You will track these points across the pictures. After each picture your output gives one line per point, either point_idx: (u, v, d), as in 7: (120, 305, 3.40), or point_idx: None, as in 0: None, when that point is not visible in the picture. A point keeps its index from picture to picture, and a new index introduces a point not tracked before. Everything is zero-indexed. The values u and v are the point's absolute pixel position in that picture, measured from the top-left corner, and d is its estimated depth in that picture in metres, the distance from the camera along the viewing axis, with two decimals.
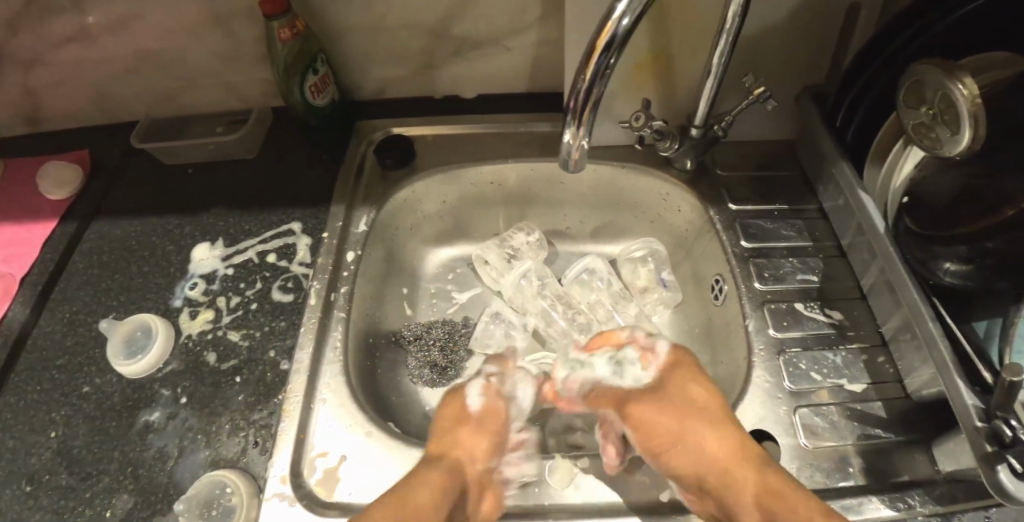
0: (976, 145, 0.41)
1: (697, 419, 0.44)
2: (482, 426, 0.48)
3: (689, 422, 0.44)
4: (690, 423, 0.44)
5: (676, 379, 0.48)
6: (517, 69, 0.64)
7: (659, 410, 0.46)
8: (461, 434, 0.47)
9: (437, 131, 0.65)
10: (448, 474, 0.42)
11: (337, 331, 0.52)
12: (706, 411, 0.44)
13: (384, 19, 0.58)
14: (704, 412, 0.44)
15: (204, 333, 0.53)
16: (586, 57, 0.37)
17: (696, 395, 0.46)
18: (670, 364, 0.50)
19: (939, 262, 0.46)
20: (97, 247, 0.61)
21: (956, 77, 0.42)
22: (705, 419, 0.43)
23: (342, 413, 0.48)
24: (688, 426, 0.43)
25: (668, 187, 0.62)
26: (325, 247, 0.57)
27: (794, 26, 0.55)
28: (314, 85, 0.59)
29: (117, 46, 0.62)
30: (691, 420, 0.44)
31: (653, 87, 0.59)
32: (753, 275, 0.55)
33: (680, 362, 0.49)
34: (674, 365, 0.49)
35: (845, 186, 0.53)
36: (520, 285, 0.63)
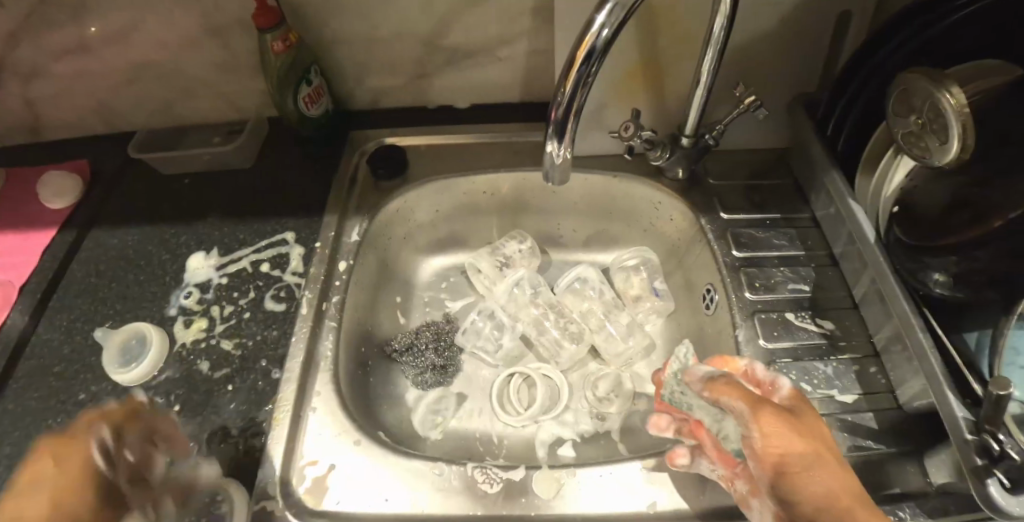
0: (964, 154, 0.41)
1: (829, 455, 0.34)
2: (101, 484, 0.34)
3: (819, 452, 0.34)
4: (820, 452, 0.34)
5: (807, 415, 0.38)
6: (509, 79, 0.64)
7: (794, 429, 0.35)
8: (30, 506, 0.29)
9: (431, 140, 0.66)
10: None
11: (328, 339, 0.53)
12: (832, 447, 0.35)
13: (377, 30, 0.59)
14: (826, 444, 0.35)
15: (198, 341, 0.54)
16: (566, 68, 0.38)
17: (823, 435, 0.36)
18: (798, 402, 0.40)
19: (927, 273, 0.45)
20: (95, 255, 0.62)
21: (943, 86, 0.42)
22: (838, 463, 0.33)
23: (328, 429, 0.48)
24: (819, 450, 0.33)
25: (660, 196, 0.62)
26: (317, 257, 0.57)
27: (783, 36, 0.56)
28: (308, 96, 0.60)
29: (116, 58, 0.63)
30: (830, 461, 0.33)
31: (644, 95, 0.59)
32: (744, 285, 0.55)
33: (801, 404, 0.39)
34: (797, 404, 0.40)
35: (836, 195, 0.53)
36: (512, 294, 0.63)
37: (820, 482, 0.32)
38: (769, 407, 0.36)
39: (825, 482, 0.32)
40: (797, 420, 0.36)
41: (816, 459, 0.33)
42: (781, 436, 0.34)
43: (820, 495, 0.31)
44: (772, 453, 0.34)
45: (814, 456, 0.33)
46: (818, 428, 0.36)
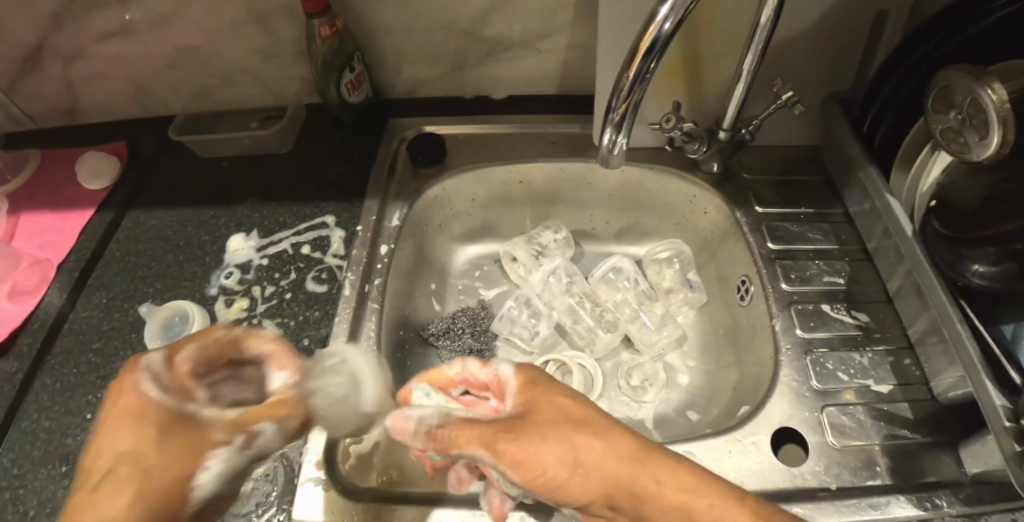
0: (1004, 149, 0.42)
1: (577, 436, 0.37)
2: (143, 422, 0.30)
3: (571, 441, 0.37)
4: (568, 439, 0.37)
5: (538, 393, 0.41)
6: (547, 71, 0.65)
7: (537, 441, 0.36)
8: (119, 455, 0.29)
9: (468, 130, 0.67)
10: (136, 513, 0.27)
11: (371, 321, 0.53)
12: (578, 420, 0.38)
13: (420, 19, 0.60)
14: (568, 417, 0.38)
15: (239, 320, 0.54)
16: (628, 60, 0.39)
17: (563, 408, 0.39)
18: (522, 386, 0.41)
19: (967, 265, 0.47)
20: (133, 236, 0.63)
21: (984, 83, 0.43)
22: (584, 429, 0.37)
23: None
24: (568, 443, 0.36)
25: (695, 190, 0.63)
26: (359, 240, 0.57)
27: (820, 33, 0.57)
28: (350, 82, 0.61)
29: (158, 41, 0.64)
30: (578, 438, 0.37)
31: (682, 90, 0.60)
32: (780, 276, 0.56)
33: (529, 384, 0.42)
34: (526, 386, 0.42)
35: (873, 190, 0.54)
36: (547, 283, 0.63)
37: (586, 471, 0.36)
38: (506, 432, 0.37)
39: (600, 468, 0.36)
40: (530, 426, 0.38)
41: (574, 457, 0.36)
42: (536, 456, 0.36)
43: (598, 484, 0.35)
44: (531, 473, 0.36)
45: (571, 455, 0.36)
46: (561, 406, 0.39)
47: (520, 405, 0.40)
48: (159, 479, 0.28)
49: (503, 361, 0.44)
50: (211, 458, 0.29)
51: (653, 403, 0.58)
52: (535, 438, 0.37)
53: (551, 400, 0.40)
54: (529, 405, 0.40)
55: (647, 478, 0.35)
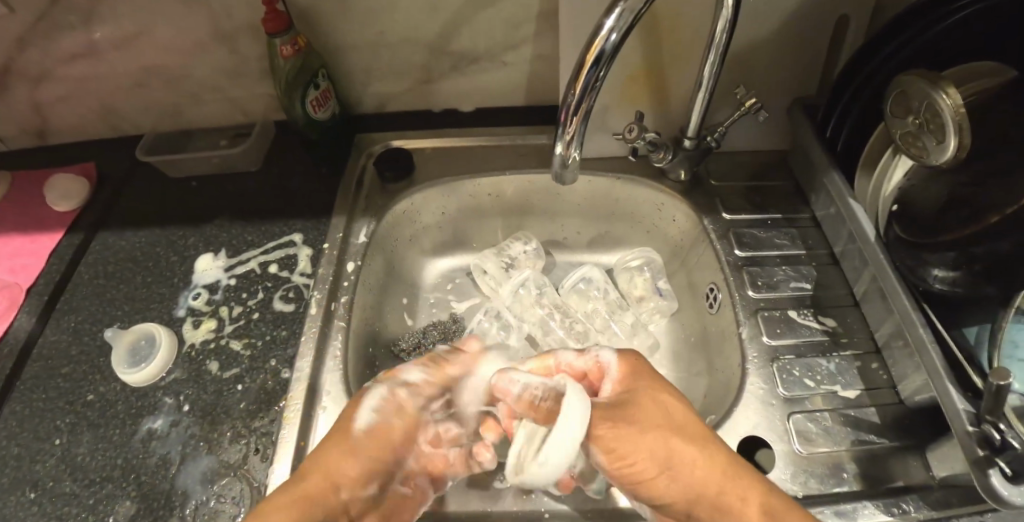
0: (960, 153, 0.42)
1: (674, 439, 0.41)
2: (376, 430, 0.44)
3: (667, 441, 0.41)
4: (667, 442, 0.41)
5: (645, 388, 0.45)
6: (513, 83, 0.65)
7: (636, 434, 0.41)
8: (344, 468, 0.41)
9: (436, 144, 0.67)
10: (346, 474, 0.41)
11: (338, 339, 0.53)
12: (687, 423, 0.42)
13: (384, 34, 0.60)
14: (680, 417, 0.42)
15: (207, 342, 0.54)
16: (576, 72, 0.39)
17: (669, 408, 0.43)
18: (624, 375, 0.46)
19: (928, 269, 0.46)
20: (102, 257, 0.62)
21: (939, 88, 0.43)
22: (683, 436, 0.41)
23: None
24: (665, 443, 0.41)
25: (663, 197, 0.63)
26: (326, 257, 0.58)
27: (783, 40, 0.57)
28: (315, 99, 0.61)
29: (124, 62, 0.64)
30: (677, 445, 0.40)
31: (647, 99, 0.60)
32: (747, 283, 0.56)
33: (634, 371, 0.46)
34: (627, 376, 0.46)
35: (836, 195, 0.55)
36: (517, 295, 0.63)
37: (677, 474, 0.39)
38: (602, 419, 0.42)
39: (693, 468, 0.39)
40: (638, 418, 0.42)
41: (667, 458, 0.40)
42: (625, 447, 0.41)
43: (680, 490, 0.39)
44: (618, 461, 0.41)
45: (665, 455, 0.40)
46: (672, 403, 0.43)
47: (624, 395, 0.45)
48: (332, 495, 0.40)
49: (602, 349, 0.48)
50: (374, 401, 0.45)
51: None
52: (631, 432, 0.41)
53: (656, 397, 0.44)
54: (632, 395, 0.44)
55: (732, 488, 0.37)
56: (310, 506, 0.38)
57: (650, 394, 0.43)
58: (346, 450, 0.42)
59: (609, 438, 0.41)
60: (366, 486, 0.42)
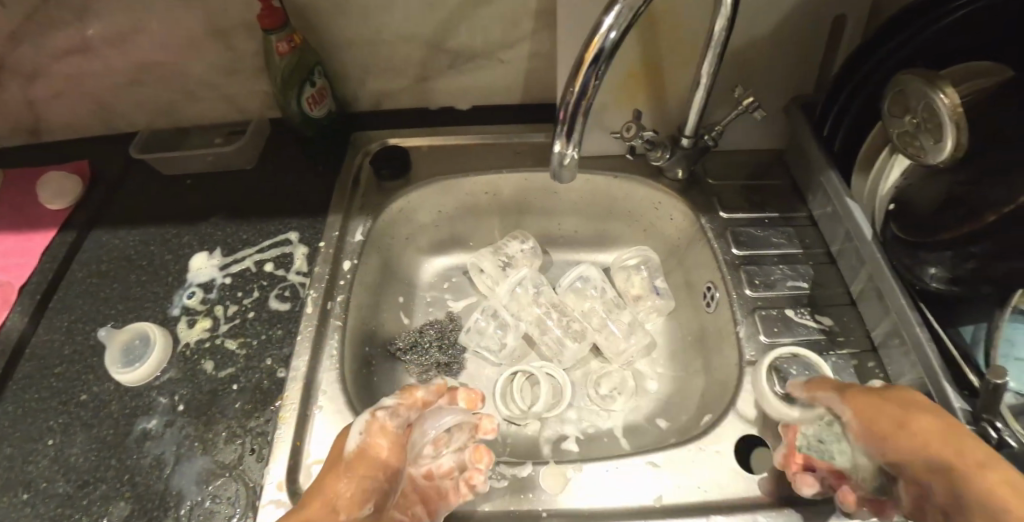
0: (958, 152, 0.42)
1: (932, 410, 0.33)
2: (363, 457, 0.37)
3: (909, 411, 0.33)
4: (912, 411, 0.33)
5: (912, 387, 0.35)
6: (510, 82, 0.65)
7: (887, 402, 0.35)
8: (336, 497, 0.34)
9: (432, 142, 0.66)
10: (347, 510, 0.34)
11: (333, 339, 0.53)
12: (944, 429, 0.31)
13: (380, 32, 0.60)
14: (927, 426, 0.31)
15: (202, 341, 0.54)
16: (575, 69, 0.38)
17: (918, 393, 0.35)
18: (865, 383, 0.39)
19: (924, 268, 0.46)
20: (96, 256, 0.62)
21: (937, 87, 0.43)
22: (931, 409, 0.32)
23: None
24: (909, 410, 0.33)
25: (660, 196, 0.63)
26: (322, 256, 0.57)
27: (781, 39, 0.57)
28: (311, 97, 0.60)
29: (117, 59, 0.63)
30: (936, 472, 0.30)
31: (645, 97, 0.60)
32: (744, 282, 0.56)
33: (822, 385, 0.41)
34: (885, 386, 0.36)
35: (834, 194, 0.55)
36: (514, 293, 0.63)
37: (908, 439, 0.32)
38: (861, 392, 0.37)
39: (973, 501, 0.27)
40: (888, 438, 0.33)
41: (905, 419, 0.33)
42: (869, 411, 0.35)
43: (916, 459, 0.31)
44: (864, 424, 0.35)
45: (904, 417, 0.33)
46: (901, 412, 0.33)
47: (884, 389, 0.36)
48: None
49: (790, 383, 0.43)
50: (359, 422, 0.39)
51: (622, 412, 0.58)
52: (878, 399, 0.35)
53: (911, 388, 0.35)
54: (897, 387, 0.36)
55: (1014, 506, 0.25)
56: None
57: (895, 400, 0.34)
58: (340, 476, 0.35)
59: (860, 400, 0.37)
60: (363, 505, 0.35)
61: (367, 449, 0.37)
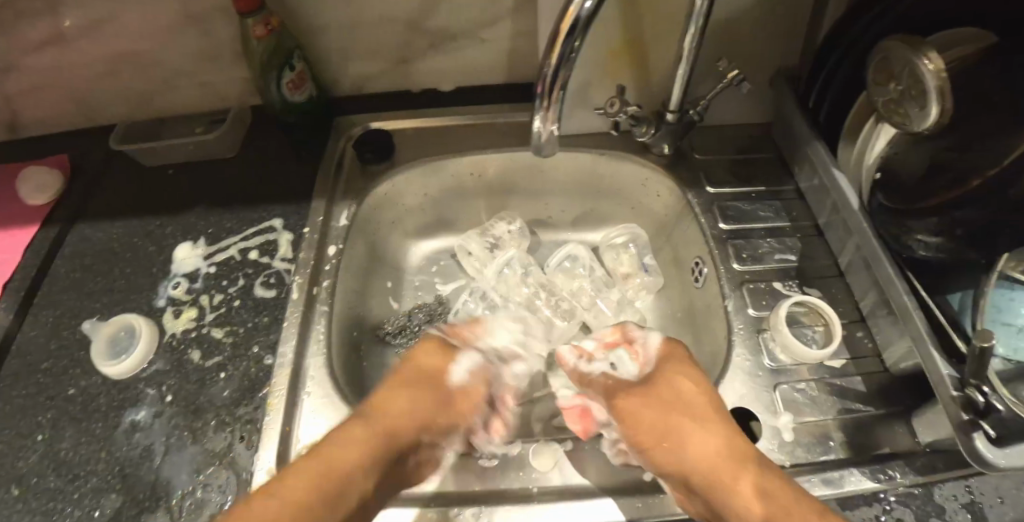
0: (944, 119, 0.42)
1: (685, 421, 0.44)
2: (451, 401, 0.49)
3: (674, 417, 0.44)
4: (681, 422, 0.44)
5: (671, 367, 0.48)
6: (494, 61, 0.64)
7: (644, 404, 0.47)
8: (403, 405, 0.46)
9: (415, 125, 0.66)
10: (376, 436, 0.43)
11: (320, 324, 0.53)
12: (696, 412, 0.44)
13: (358, 13, 0.59)
14: (665, 414, 0.45)
15: (188, 331, 0.53)
16: (551, 41, 0.37)
17: (681, 389, 0.46)
18: (659, 358, 0.49)
19: (911, 236, 0.46)
20: (79, 251, 0.61)
21: (922, 52, 0.43)
22: (688, 416, 0.44)
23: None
24: (677, 421, 0.44)
25: (647, 172, 0.63)
26: (306, 242, 0.57)
27: (766, 9, 0.56)
28: (291, 82, 0.59)
29: (92, 49, 0.62)
30: (646, 411, 0.46)
31: (629, 74, 0.59)
32: (731, 256, 0.56)
33: (670, 355, 0.49)
34: (664, 359, 0.49)
35: (820, 166, 0.54)
36: (502, 275, 0.63)
37: (683, 446, 0.43)
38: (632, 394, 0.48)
39: (670, 464, 0.42)
40: (656, 422, 0.45)
41: (675, 429, 0.44)
42: (639, 413, 0.46)
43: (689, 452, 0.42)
44: (635, 427, 0.46)
45: (674, 428, 0.44)
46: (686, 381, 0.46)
47: (653, 370, 0.49)
48: (401, 429, 0.45)
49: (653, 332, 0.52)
50: (465, 355, 0.52)
51: None
52: (649, 405, 0.47)
53: (678, 377, 0.47)
54: (660, 376, 0.48)
55: (734, 478, 0.38)
56: (377, 438, 0.43)
57: (697, 400, 0.44)
58: (420, 385, 0.48)
59: (631, 404, 0.47)
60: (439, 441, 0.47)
61: (469, 389, 0.50)
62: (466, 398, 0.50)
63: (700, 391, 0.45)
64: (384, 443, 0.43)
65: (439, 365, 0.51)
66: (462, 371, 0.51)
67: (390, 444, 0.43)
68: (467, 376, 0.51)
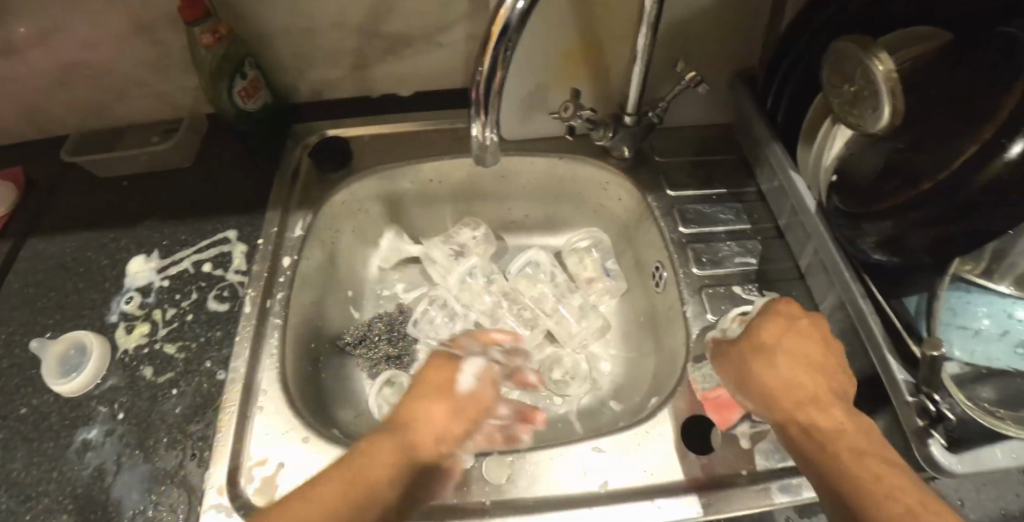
0: (895, 121, 0.42)
1: (807, 383, 0.38)
2: (460, 410, 0.44)
3: (796, 382, 0.38)
4: (826, 402, 0.37)
5: (787, 333, 0.41)
6: (452, 65, 0.63)
7: (770, 368, 0.40)
8: (429, 414, 0.42)
9: (373, 131, 0.65)
10: (401, 456, 0.38)
11: (273, 337, 0.52)
12: (837, 389, 0.38)
13: (309, 19, 0.57)
14: (790, 373, 0.39)
15: (140, 347, 0.53)
16: (483, 45, 0.36)
17: (815, 355, 0.39)
18: (778, 319, 0.42)
19: (864, 239, 0.45)
20: (32, 265, 0.60)
21: (872, 53, 0.42)
22: (844, 412, 0.36)
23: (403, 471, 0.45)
24: (803, 379, 0.39)
25: (608, 176, 0.62)
26: (260, 254, 0.56)
27: (723, 9, 0.55)
28: (243, 90, 0.58)
29: (39, 59, 0.60)
30: (769, 376, 0.40)
31: (586, 76, 0.58)
32: (691, 260, 0.55)
33: (780, 316, 0.42)
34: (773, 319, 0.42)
35: (778, 166, 0.55)
36: (464, 283, 0.63)
37: (814, 415, 0.37)
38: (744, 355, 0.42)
39: (803, 419, 0.37)
40: (762, 392, 0.40)
41: (796, 392, 0.38)
42: (757, 375, 0.40)
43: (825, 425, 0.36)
44: (746, 381, 0.41)
45: (799, 392, 0.38)
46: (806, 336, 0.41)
47: (779, 333, 0.41)
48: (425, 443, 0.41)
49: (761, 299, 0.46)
50: (467, 364, 0.46)
51: (576, 398, 0.57)
52: (783, 365, 0.39)
53: (804, 345, 0.40)
54: (788, 339, 0.41)
55: (871, 465, 0.32)
56: (405, 456, 0.38)
57: (825, 374, 0.39)
58: (441, 395, 0.43)
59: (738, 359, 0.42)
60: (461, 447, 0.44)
61: (476, 395, 0.45)
62: (476, 401, 0.45)
63: (829, 362, 0.39)
64: (410, 464, 0.39)
65: (444, 378, 0.44)
66: (472, 377, 0.45)
67: (414, 462, 0.39)
68: (475, 382, 0.46)
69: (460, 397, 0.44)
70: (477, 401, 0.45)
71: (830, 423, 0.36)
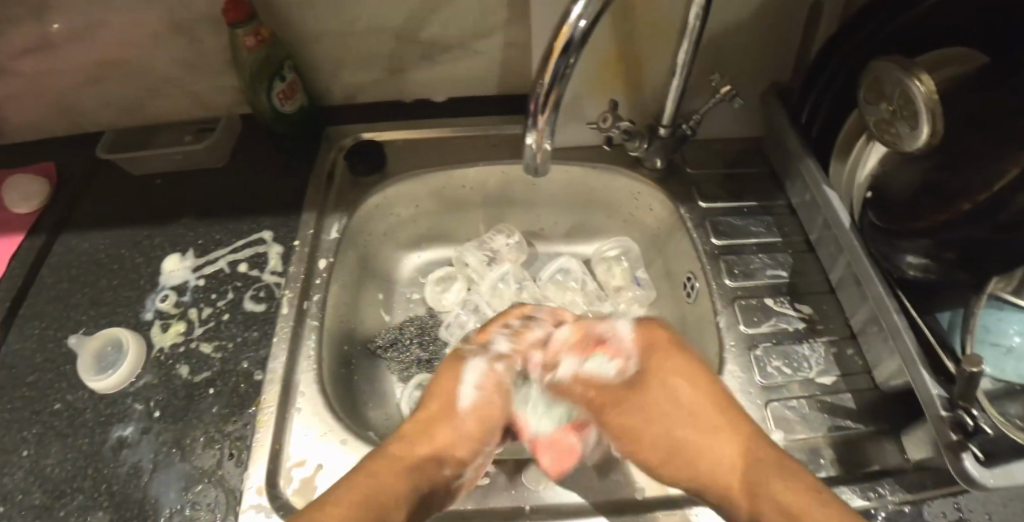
0: (934, 140, 0.42)
1: (693, 434, 0.47)
2: (469, 424, 0.50)
3: (676, 431, 0.48)
4: (708, 436, 0.45)
5: (655, 371, 0.51)
6: (486, 72, 0.64)
7: (650, 423, 0.49)
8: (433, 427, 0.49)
9: (406, 136, 0.65)
10: (401, 462, 0.44)
11: (311, 339, 0.52)
12: (717, 427, 0.45)
13: (349, 23, 0.58)
14: (689, 418, 0.48)
15: (176, 345, 0.53)
16: (544, 60, 0.37)
17: (678, 392, 0.49)
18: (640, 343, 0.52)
19: (902, 256, 0.46)
20: (65, 261, 0.60)
21: (913, 74, 0.43)
22: (715, 424, 0.45)
23: None
24: (704, 428, 0.46)
25: (639, 187, 0.63)
26: (297, 255, 0.56)
27: (760, 24, 0.56)
28: (282, 92, 0.59)
29: (78, 55, 0.61)
30: (647, 429, 0.49)
31: (622, 87, 0.59)
32: (724, 272, 0.56)
33: (650, 344, 0.52)
34: (646, 353, 0.52)
35: (811, 182, 0.55)
36: (497, 289, 0.64)
37: (702, 463, 0.44)
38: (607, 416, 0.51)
39: (699, 467, 0.44)
40: (660, 442, 0.48)
41: (693, 450, 0.46)
42: (642, 431, 0.49)
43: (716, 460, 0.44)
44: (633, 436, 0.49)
45: (690, 445, 0.46)
46: (681, 362, 0.50)
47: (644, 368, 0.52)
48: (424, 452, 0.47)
49: (625, 320, 0.54)
50: (466, 371, 0.54)
51: None
52: (690, 386, 0.48)
53: (673, 378, 0.50)
54: (654, 370, 0.51)
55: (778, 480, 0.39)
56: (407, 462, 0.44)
57: (684, 403, 0.48)
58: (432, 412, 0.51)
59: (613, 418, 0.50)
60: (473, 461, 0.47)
61: (483, 403, 0.52)
62: (480, 412, 0.51)
63: (699, 395, 0.47)
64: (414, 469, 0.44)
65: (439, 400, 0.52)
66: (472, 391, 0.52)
67: (422, 475, 0.44)
68: (477, 391, 0.53)
69: (461, 413, 0.51)
70: (485, 407, 0.52)
71: (722, 459, 0.43)
